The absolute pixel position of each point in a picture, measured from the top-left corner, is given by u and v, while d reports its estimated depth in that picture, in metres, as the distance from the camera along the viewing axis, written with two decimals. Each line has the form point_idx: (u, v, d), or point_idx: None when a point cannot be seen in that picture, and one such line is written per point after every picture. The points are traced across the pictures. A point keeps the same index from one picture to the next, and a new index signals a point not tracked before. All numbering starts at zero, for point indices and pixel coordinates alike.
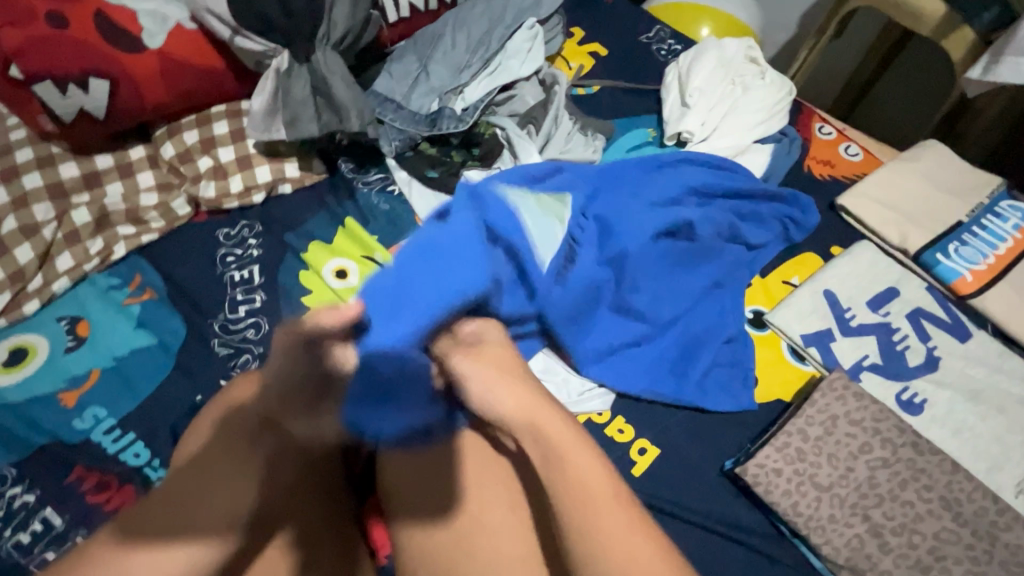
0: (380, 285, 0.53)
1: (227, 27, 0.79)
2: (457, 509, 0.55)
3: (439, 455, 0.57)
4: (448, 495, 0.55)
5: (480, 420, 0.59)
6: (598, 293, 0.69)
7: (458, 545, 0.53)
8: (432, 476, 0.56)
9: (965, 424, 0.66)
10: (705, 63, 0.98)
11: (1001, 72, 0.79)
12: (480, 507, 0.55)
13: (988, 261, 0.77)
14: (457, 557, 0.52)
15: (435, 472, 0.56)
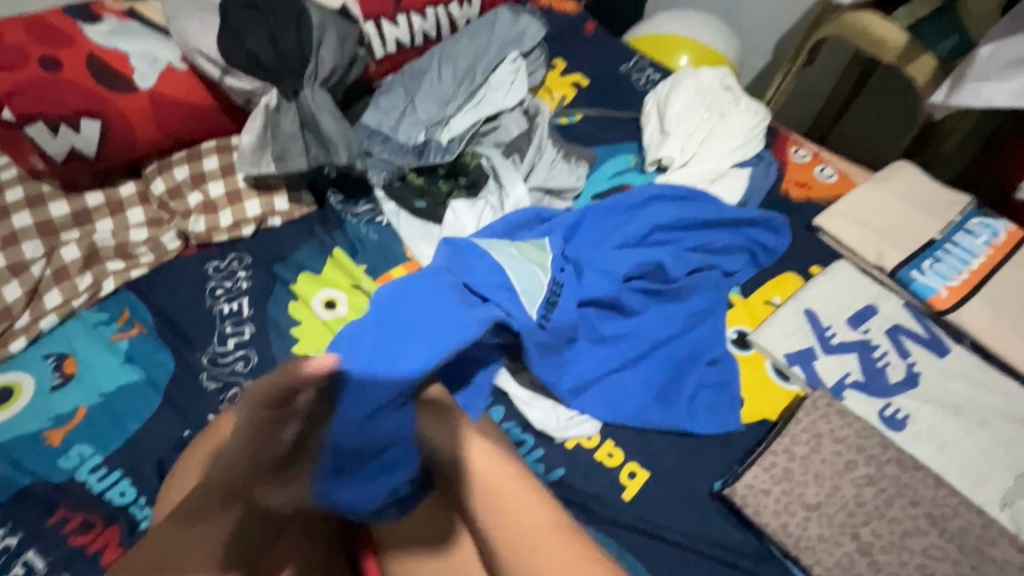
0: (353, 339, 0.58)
1: (217, 68, 0.82)
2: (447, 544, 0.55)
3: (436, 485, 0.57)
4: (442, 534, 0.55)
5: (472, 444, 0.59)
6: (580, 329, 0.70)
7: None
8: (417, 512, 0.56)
9: (948, 439, 0.67)
10: (682, 92, 1.02)
11: (962, 97, 0.82)
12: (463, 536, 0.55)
13: (962, 276, 0.80)
14: None
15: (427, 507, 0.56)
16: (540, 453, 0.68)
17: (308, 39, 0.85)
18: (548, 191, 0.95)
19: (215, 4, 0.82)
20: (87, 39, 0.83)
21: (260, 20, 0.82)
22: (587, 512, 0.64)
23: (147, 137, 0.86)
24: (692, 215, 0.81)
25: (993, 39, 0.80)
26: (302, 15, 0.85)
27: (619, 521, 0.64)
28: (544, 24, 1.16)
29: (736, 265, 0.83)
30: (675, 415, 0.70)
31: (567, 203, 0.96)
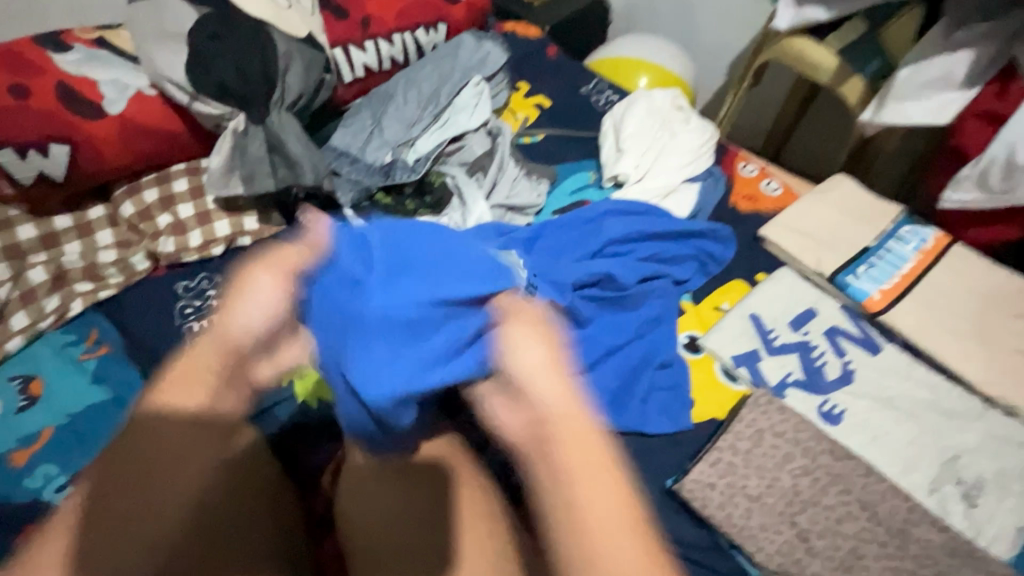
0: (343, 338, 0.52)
1: (186, 95, 0.86)
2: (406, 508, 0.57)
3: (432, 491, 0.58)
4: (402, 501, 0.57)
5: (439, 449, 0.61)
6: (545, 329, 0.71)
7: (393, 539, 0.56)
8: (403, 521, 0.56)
9: (879, 432, 0.72)
10: (636, 113, 1.08)
11: (886, 115, 0.90)
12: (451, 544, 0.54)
13: (893, 280, 0.85)
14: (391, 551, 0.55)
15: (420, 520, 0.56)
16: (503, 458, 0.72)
17: (274, 66, 0.88)
18: (510, 207, 0.99)
19: (183, 32, 0.85)
20: (57, 67, 0.85)
21: (225, 50, 0.86)
22: None
23: (117, 162, 0.89)
24: (644, 227, 0.86)
25: (910, 61, 0.87)
26: (268, 44, 0.88)
27: None
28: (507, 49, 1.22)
29: (689, 275, 0.87)
30: (628, 417, 0.73)
31: (528, 218, 1.00)
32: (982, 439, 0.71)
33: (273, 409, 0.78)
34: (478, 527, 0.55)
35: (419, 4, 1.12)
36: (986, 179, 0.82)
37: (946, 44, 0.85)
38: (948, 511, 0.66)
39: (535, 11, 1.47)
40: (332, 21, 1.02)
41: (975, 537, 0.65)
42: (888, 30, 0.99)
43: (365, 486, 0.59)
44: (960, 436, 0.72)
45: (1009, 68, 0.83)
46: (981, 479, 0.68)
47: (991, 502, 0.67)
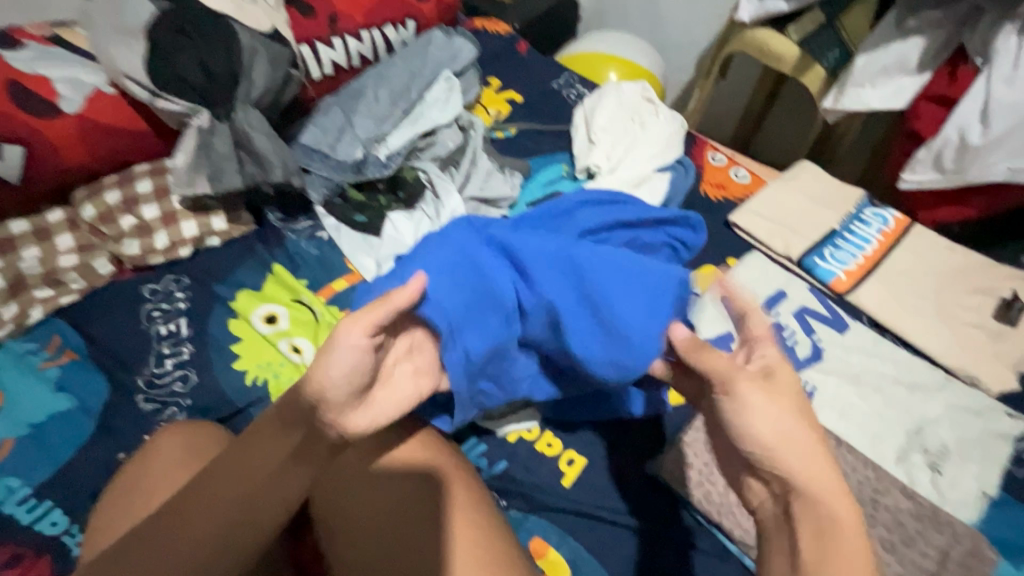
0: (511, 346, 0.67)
1: (147, 91, 0.84)
2: (392, 513, 0.57)
3: (422, 490, 0.58)
4: (392, 504, 0.58)
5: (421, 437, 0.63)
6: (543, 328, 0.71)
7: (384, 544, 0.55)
8: (395, 522, 0.56)
9: (848, 406, 0.74)
10: (607, 106, 1.09)
11: (846, 101, 0.93)
12: (440, 535, 0.55)
13: (857, 260, 0.88)
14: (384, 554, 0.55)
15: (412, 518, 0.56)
16: (483, 449, 0.73)
17: (239, 61, 0.87)
18: (484, 200, 0.99)
19: (142, 27, 0.83)
20: (8, 65, 0.82)
21: (189, 44, 0.84)
22: (529, 502, 0.70)
23: (76, 164, 0.86)
24: (616, 216, 0.85)
25: (867, 48, 0.90)
26: (232, 38, 0.86)
27: (559, 507, 0.69)
28: (477, 44, 1.22)
29: (663, 261, 0.89)
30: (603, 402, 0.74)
31: (502, 211, 1.00)
32: (945, 409, 0.74)
33: (249, 410, 0.78)
34: (472, 518, 0.56)
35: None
36: (941, 160, 0.85)
37: (900, 31, 0.88)
38: (917, 480, 0.69)
39: (505, 8, 1.48)
40: (298, 16, 1.00)
41: (942, 503, 0.67)
42: (850, 13, 1.00)
43: (348, 489, 0.59)
44: (924, 407, 0.74)
45: (958, 54, 0.86)
46: (945, 447, 0.71)
47: (955, 469, 0.69)
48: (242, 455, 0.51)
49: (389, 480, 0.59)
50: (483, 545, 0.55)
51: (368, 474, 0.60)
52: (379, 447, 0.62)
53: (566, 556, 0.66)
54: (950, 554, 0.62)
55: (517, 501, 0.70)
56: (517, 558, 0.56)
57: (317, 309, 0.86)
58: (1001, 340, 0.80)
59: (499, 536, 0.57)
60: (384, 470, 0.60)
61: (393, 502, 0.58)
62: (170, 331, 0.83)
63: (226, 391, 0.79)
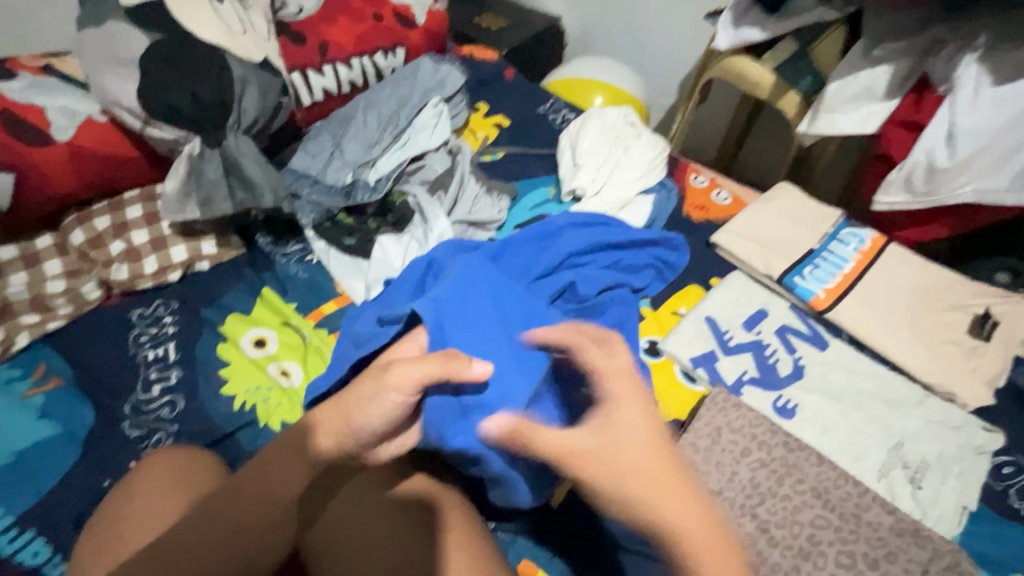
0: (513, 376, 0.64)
1: (139, 120, 0.85)
2: (381, 538, 0.57)
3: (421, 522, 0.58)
4: (382, 532, 0.58)
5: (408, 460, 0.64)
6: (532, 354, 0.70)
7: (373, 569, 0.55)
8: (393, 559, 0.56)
9: (828, 423, 0.75)
10: (591, 130, 1.12)
11: (819, 126, 0.96)
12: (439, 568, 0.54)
13: (836, 279, 0.91)
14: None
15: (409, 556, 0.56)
16: None
17: (229, 91, 0.89)
18: (472, 223, 1.01)
19: (135, 58, 0.84)
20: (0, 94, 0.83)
21: (181, 74, 0.86)
22: (517, 524, 0.71)
23: (65, 191, 0.87)
24: (601, 238, 0.87)
25: (838, 76, 0.94)
26: (224, 67, 0.88)
27: (546, 528, 0.71)
28: (465, 71, 1.25)
29: (647, 282, 0.90)
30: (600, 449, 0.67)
31: (490, 233, 1.02)
32: (923, 424, 0.76)
33: (237, 434, 0.78)
34: (466, 546, 0.56)
35: (376, 29, 1.14)
36: (911, 183, 0.89)
37: (867, 60, 0.92)
38: (897, 495, 0.70)
39: (492, 35, 1.52)
40: (289, 46, 1.03)
41: (922, 517, 0.68)
42: (820, 43, 1.04)
43: (340, 517, 0.59)
44: (903, 422, 0.76)
45: (922, 83, 0.90)
46: (924, 462, 0.72)
47: (934, 483, 0.71)
48: (261, 480, 0.55)
49: (381, 504, 0.60)
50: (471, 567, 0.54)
51: (358, 499, 0.60)
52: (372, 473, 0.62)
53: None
54: (933, 569, 0.63)
55: (506, 523, 0.71)
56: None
57: (306, 332, 0.86)
58: (975, 355, 0.83)
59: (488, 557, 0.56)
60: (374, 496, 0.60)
61: (382, 529, 0.58)
62: (158, 356, 0.83)
63: (213, 416, 0.79)
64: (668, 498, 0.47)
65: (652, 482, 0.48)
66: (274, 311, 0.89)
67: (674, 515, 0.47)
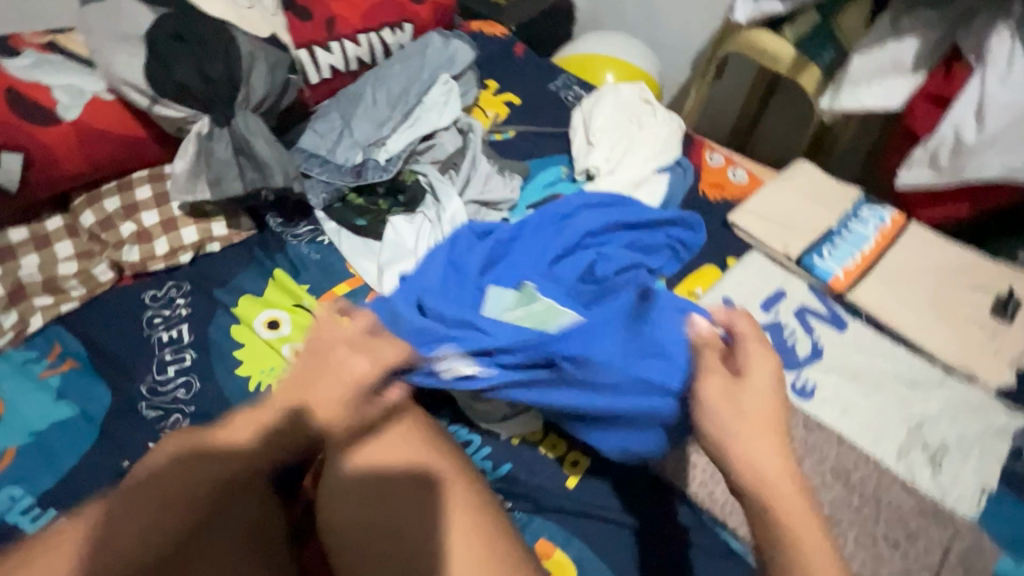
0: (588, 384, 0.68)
1: (147, 98, 0.84)
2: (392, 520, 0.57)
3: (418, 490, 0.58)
4: (388, 509, 0.57)
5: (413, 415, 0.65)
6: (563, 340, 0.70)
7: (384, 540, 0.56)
8: (382, 525, 0.57)
9: (848, 404, 0.75)
10: (605, 108, 1.09)
11: (842, 100, 0.94)
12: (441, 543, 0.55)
13: (856, 259, 0.89)
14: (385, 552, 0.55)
15: (388, 522, 0.57)
16: (488, 452, 0.76)
17: (238, 67, 0.86)
18: (484, 203, 0.99)
19: (141, 34, 0.83)
20: (7, 73, 0.82)
21: (189, 51, 0.84)
22: (536, 505, 0.72)
23: (75, 172, 0.86)
24: (616, 217, 0.87)
25: (862, 49, 0.91)
26: (231, 43, 0.86)
27: (563, 508, 0.72)
28: (474, 47, 1.22)
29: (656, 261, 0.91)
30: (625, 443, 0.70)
31: (503, 213, 1.00)
32: (945, 405, 0.75)
33: None
34: (476, 523, 0.56)
35: (384, 4, 1.11)
36: (936, 159, 0.86)
37: (894, 32, 0.89)
38: (918, 476, 0.69)
39: (501, 10, 1.48)
40: (296, 22, 1.01)
41: (942, 498, 0.68)
42: (842, 17, 1.01)
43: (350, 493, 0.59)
44: (924, 404, 0.75)
45: (951, 55, 0.88)
46: (945, 443, 0.72)
47: (955, 464, 0.70)
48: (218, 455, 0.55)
49: (391, 481, 0.59)
50: (483, 542, 0.55)
51: (369, 470, 0.59)
52: (380, 447, 0.61)
53: (572, 555, 0.69)
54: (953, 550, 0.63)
55: (523, 503, 0.72)
56: (520, 560, 0.56)
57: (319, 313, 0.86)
58: (998, 336, 0.81)
59: (499, 536, 0.57)
60: (384, 469, 0.60)
61: (385, 505, 0.58)
62: (172, 338, 0.83)
63: (229, 398, 0.79)
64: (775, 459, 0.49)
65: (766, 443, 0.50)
66: (288, 290, 0.89)
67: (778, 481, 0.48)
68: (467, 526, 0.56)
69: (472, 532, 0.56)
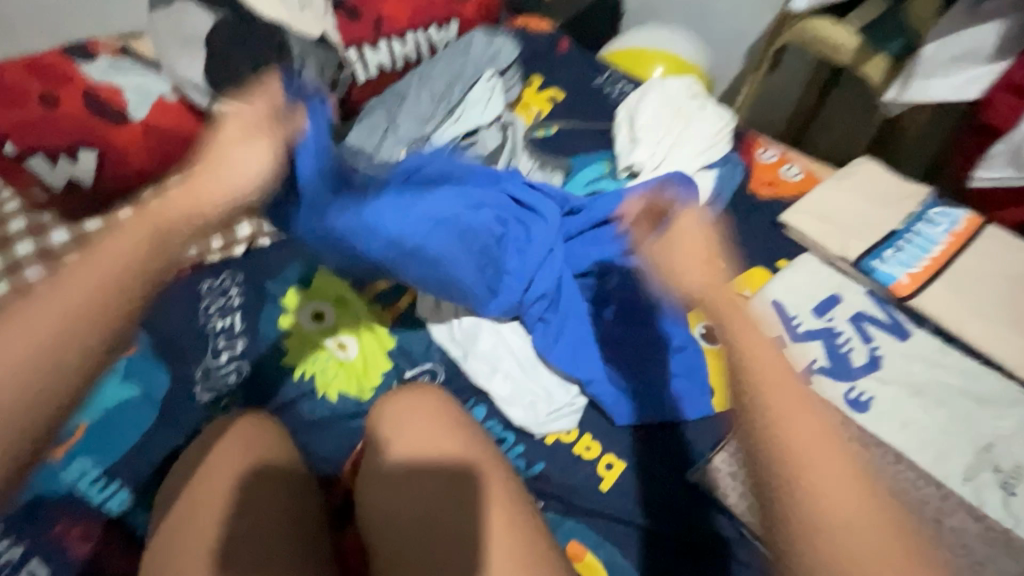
0: (534, 230, 0.88)
1: (206, 98, 0.88)
2: (422, 519, 0.57)
3: (459, 491, 0.58)
4: (416, 504, 0.58)
5: (453, 407, 0.68)
6: (532, 265, 0.86)
7: (412, 538, 0.57)
8: (412, 520, 0.58)
9: (908, 421, 0.72)
10: (650, 102, 1.05)
11: (913, 93, 0.88)
12: (475, 546, 0.55)
13: (923, 263, 0.84)
14: (413, 549, 0.56)
15: (415, 516, 0.58)
16: (521, 450, 0.77)
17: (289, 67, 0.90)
18: None
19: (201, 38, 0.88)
20: (84, 76, 0.89)
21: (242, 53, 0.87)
22: (566, 505, 0.72)
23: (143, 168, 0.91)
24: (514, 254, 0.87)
25: (935, 37, 0.85)
26: (283, 46, 0.90)
27: (595, 510, 0.72)
28: (518, 44, 1.22)
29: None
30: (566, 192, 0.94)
31: None
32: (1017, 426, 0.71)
33: (297, 404, 0.82)
34: (511, 522, 0.56)
35: (431, 2, 1.13)
36: None
37: (973, 17, 0.83)
38: (987, 501, 0.67)
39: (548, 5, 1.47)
40: (346, 21, 1.03)
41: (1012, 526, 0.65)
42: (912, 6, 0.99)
43: (386, 487, 0.61)
44: (993, 424, 0.72)
45: None
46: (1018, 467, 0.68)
47: None
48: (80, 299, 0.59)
49: (426, 470, 0.60)
50: (519, 544, 0.55)
51: (408, 461, 0.61)
52: (418, 439, 0.63)
53: (602, 558, 0.69)
54: None
55: (554, 503, 0.72)
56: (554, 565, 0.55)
57: (361, 307, 0.89)
58: None
59: (534, 538, 0.56)
60: (422, 464, 0.61)
61: (409, 506, 0.58)
62: (225, 326, 0.88)
63: (276, 386, 0.83)
64: (804, 441, 0.56)
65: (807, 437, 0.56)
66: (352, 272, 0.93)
67: (823, 498, 0.53)
68: (502, 524, 0.56)
69: (505, 529, 0.55)
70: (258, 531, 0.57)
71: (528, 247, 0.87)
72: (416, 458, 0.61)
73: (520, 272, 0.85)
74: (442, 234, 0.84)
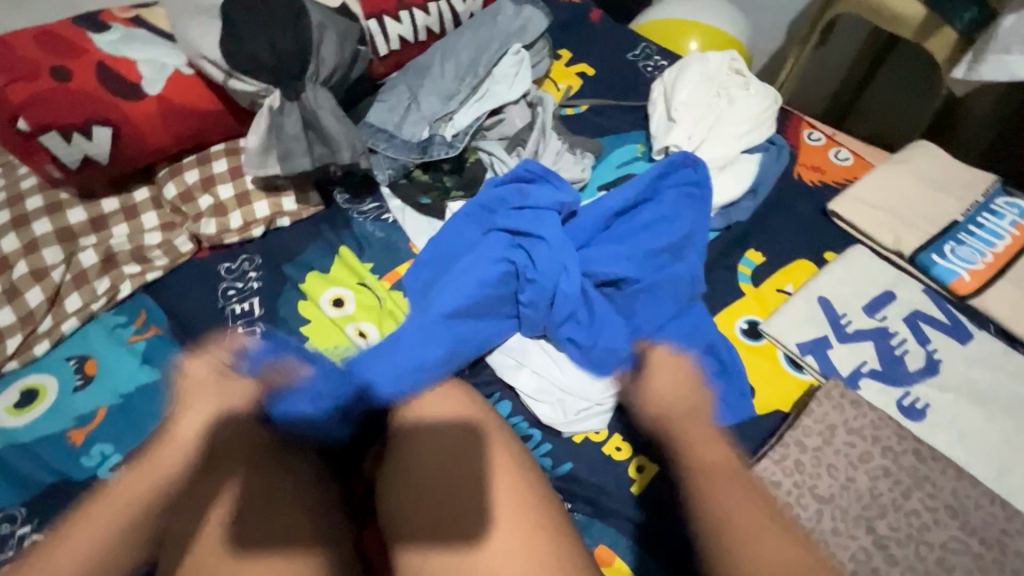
0: (547, 252, 0.75)
1: (221, 71, 0.83)
2: (433, 483, 0.55)
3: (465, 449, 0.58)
4: (429, 468, 0.57)
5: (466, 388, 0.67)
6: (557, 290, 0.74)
7: (426, 496, 0.55)
8: (424, 486, 0.55)
9: (968, 430, 0.68)
10: (690, 78, 0.98)
11: (984, 71, 0.81)
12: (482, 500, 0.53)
13: (986, 259, 0.78)
14: (427, 508, 0.54)
15: (428, 478, 0.56)
16: (548, 449, 0.73)
17: (308, 39, 0.85)
18: None
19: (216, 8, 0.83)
20: (96, 47, 0.85)
21: (260, 22, 0.83)
22: (596, 508, 0.69)
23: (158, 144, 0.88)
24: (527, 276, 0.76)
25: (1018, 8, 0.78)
26: (302, 13, 0.85)
27: (626, 515, 0.68)
28: (547, 14, 1.15)
29: (728, 250, 0.85)
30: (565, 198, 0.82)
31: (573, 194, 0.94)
32: None
33: None
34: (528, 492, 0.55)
35: None
36: None
37: None
38: None
39: None
40: None
41: None
42: None
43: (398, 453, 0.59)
44: None
45: None
46: None
47: None
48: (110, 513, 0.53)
49: (441, 433, 0.60)
50: (536, 513, 0.53)
51: (425, 425, 0.61)
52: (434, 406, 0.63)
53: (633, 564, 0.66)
54: None
55: (582, 506, 0.70)
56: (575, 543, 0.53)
57: (381, 293, 0.85)
58: None
59: (551, 511, 0.54)
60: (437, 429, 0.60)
61: (421, 471, 0.57)
62: (243, 310, 0.85)
63: None
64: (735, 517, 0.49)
65: (738, 522, 0.49)
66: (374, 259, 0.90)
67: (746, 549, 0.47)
68: (519, 492, 0.54)
69: (521, 496, 0.54)
70: (273, 494, 0.56)
71: (549, 267, 0.75)
72: (431, 422, 0.61)
73: (544, 306, 0.74)
74: (456, 291, 0.73)
